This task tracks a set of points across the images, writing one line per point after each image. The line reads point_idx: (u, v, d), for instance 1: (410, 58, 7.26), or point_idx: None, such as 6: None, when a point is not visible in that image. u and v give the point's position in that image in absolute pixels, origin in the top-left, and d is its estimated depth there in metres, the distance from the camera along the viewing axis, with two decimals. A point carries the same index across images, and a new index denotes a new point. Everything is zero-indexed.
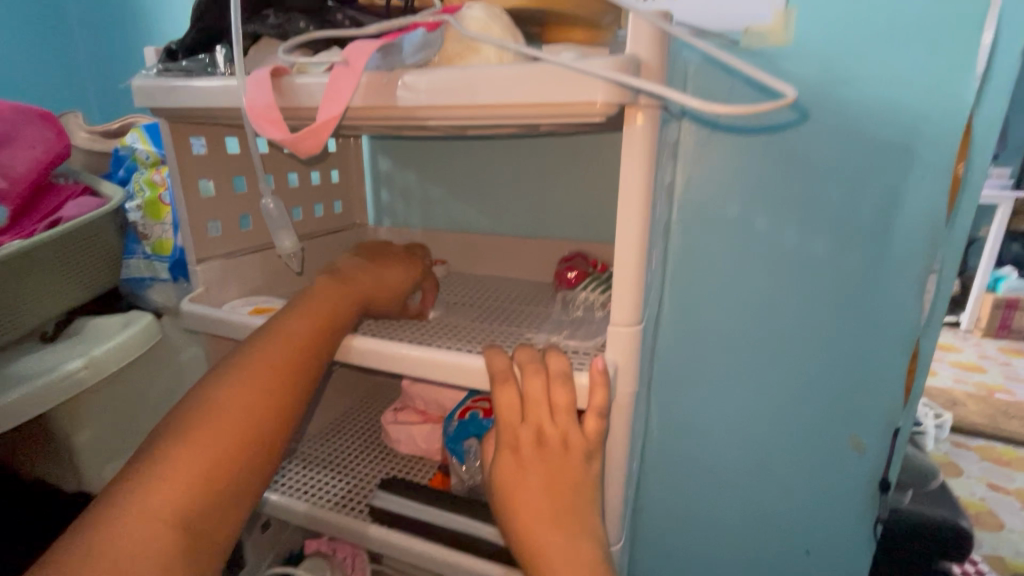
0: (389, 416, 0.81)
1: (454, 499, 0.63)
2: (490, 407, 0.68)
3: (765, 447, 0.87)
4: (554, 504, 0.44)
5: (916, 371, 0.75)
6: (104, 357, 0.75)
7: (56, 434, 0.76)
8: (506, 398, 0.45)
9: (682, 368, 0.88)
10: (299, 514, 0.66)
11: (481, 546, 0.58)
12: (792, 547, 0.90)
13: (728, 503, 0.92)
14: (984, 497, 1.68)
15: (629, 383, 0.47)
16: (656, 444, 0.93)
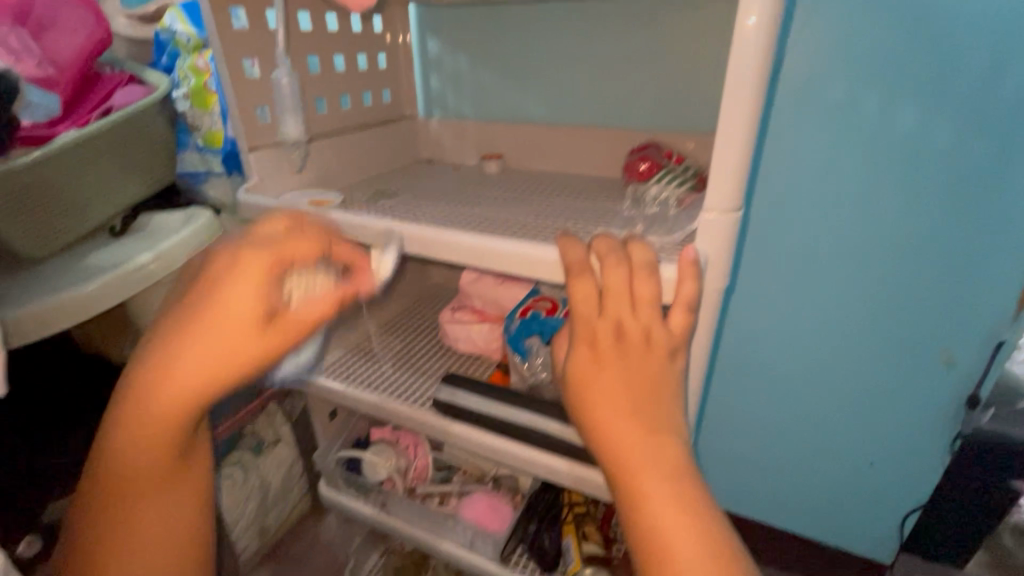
0: (447, 315, 0.81)
1: (516, 394, 0.62)
2: (553, 306, 0.66)
3: (841, 359, 0.82)
4: (635, 403, 0.40)
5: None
6: (171, 252, 0.76)
7: (138, 323, 0.79)
8: (584, 289, 0.42)
9: (755, 274, 0.82)
10: (368, 402, 0.69)
11: (544, 439, 0.58)
12: (854, 457, 0.88)
13: (790, 411, 0.90)
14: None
15: (720, 278, 0.43)
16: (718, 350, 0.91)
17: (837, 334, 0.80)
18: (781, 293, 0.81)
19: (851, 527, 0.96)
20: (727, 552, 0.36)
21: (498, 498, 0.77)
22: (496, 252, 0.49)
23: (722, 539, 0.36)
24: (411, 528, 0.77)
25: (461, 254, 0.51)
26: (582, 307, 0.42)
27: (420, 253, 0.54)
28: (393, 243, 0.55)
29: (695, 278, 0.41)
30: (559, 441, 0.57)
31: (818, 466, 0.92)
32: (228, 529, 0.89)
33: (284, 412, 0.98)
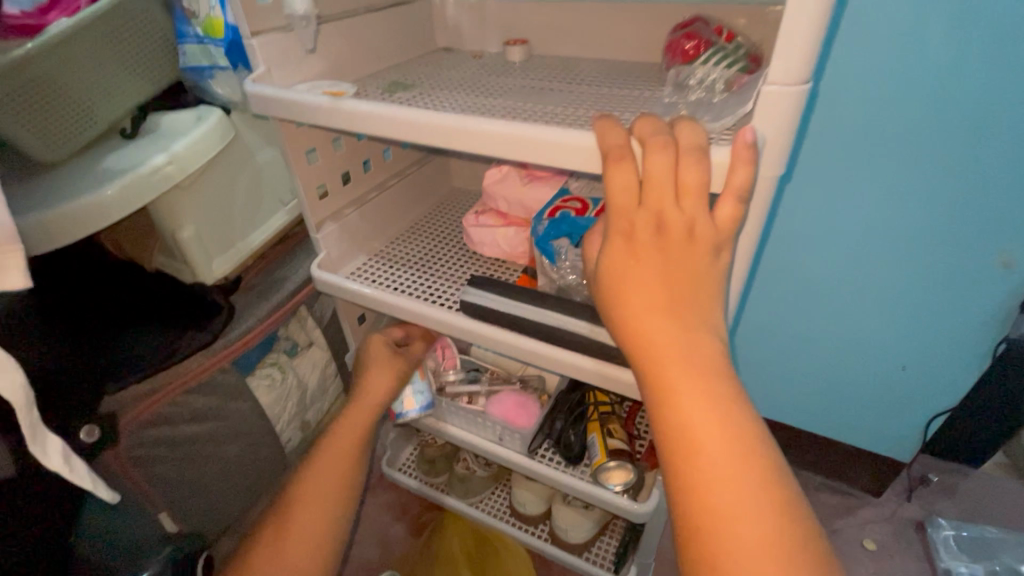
0: (470, 219, 0.78)
1: (543, 296, 0.61)
2: (583, 207, 0.63)
3: (885, 261, 0.78)
4: (671, 301, 0.39)
5: None
6: (185, 154, 0.73)
7: (163, 229, 0.79)
8: (620, 177, 0.39)
9: (807, 167, 0.76)
10: (394, 306, 0.69)
11: (573, 340, 0.57)
12: (884, 360, 0.87)
13: (823, 314, 0.88)
14: None
15: (775, 165, 0.38)
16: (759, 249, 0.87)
17: (884, 235, 0.76)
18: (829, 191, 0.76)
19: (870, 429, 0.97)
20: (757, 443, 0.36)
21: (525, 396, 0.78)
22: (528, 139, 0.45)
23: (754, 430, 0.36)
24: (451, 427, 0.81)
25: (488, 144, 0.47)
26: (619, 198, 0.39)
27: (443, 145, 0.50)
28: (414, 136, 0.51)
29: (749, 165, 0.36)
30: (588, 342, 0.56)
31: (845, 370, 0.92)
32: (272, 422, 0.96)
33: (315, 318, 1.00)
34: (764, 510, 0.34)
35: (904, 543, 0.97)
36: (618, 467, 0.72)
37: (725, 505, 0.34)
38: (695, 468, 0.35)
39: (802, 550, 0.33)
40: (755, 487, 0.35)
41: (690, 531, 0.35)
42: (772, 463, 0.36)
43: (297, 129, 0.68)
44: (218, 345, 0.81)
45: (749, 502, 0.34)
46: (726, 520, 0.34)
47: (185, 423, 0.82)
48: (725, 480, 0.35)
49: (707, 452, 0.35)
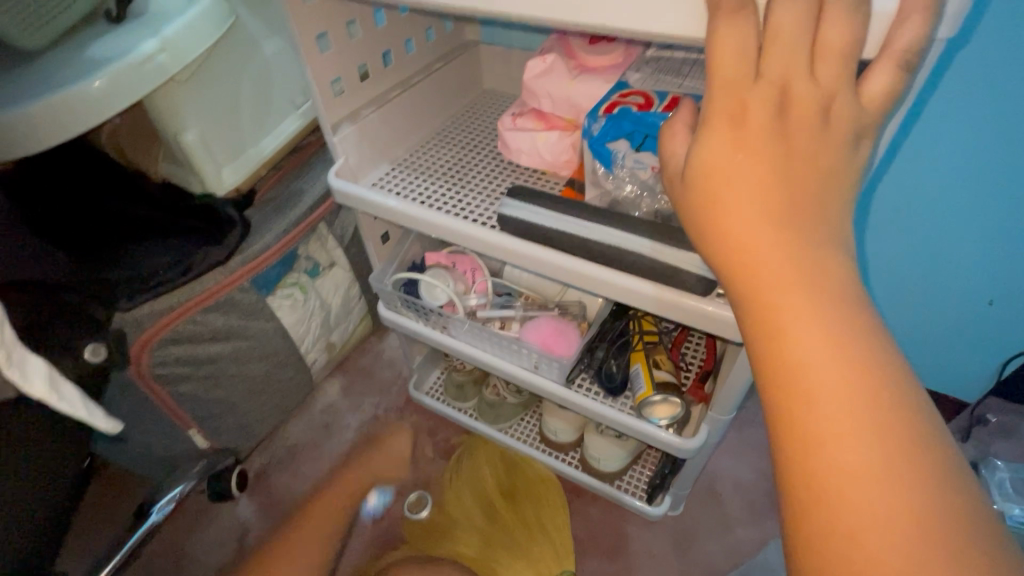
0: (506, 122, 0.67)
1: (595, 210, 0.52)
2: (647, 102, 0.53)
3: (1002, 180, 0.68)
4: (780, 205, 0.29)
5: None
6: (180, 41, 0.63)
7: (166, 132, 0.71)
8: (735, 37, 0.28)
9: (969, 66, 0.62)
10: (420, 220, 0.61)
11: (630, 261, 0.49)
12: (967, 292, 0.82)
13: (908, 237, 0.80)
14: None
15: (955, 19, 0.28)
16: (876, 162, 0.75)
17: (1012, 152, 0.65)
18: (961, 92, 0.64)
19: (929, 350, 0.94)
20: (901, 387, 0.26)
21: (564, 322, 0.71)
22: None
23: (893, 367, 0.27)
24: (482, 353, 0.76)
25: (547, 6, 0.37)
26: (729, 67, 0.29)
27: (485, 12, 0.40)
28: (448, 0, 0.41)
29: (926, 17, 0.26)
30: (649, 263, 0.48)
31: (914, 291, 0.86)
32: (296, 343, 0.92)
33: (336, 236, 0.93)
34: (912, 474, 0.25)
35: None
36: (664, 401, 0.66)
37: (857, 463, 0.25)
38: (811, 421, 0.26)
39: (971, 530, 0.24)
40: (901, 442, 0.25)
41: (805, 495, 0.26)
42: (926, 415, 0.26)
43: (307, 6, 0.57)
44: (236, 262, 0.75)
45: (891, 458, 0.25)
46: (856, 484, 0.25)
47: (207, 342, 0.79)
48: (858, 430, 0.26)
49: (829, 396, 0.26)
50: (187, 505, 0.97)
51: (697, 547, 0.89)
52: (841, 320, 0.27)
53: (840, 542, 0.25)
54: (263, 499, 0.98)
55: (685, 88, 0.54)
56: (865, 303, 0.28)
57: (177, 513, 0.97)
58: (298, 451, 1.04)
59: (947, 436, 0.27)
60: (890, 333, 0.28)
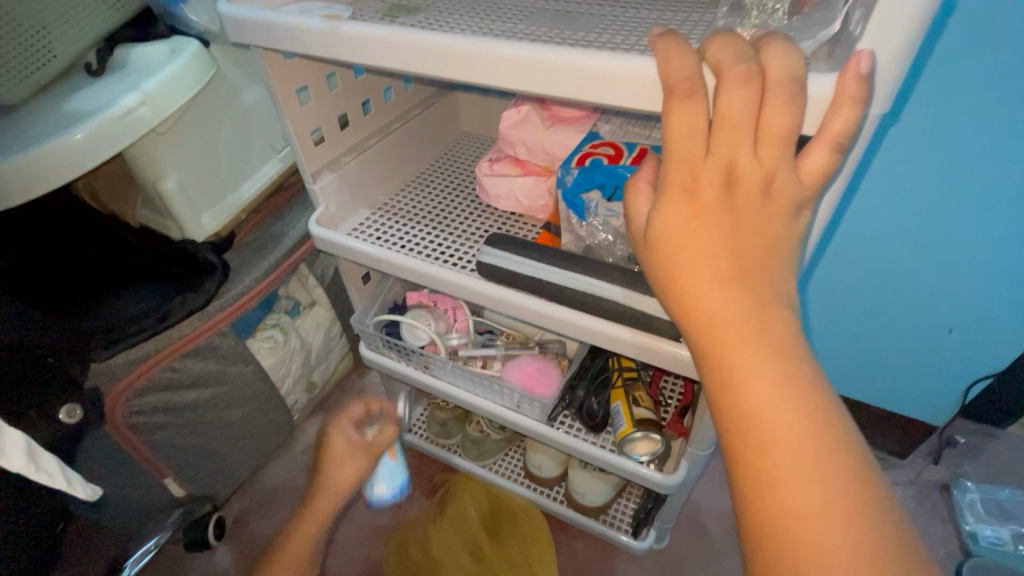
0: (483, 168, 0.70)
1: (570, 258, 0.54)
2: (617, 153, 0.55)
3: (953, 220, 0.68)
4: (732, 268, 0.32)
5: None
6: (160, 94, 0.64)
7: (145, 180, 0.72)
8: (685, 118, 0.31)
9: (913, 94, 0.61)
10: (398, 266, 0.63)
11: (604, 308, 0.51)
12: (928, 323, 0.79)
13: (865, 267, 0.78)
14: None
15: (884, 101, 0.31)
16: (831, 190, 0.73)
17: (954, 180, 0.65)
18: (909, 131, 0.64)
19: (902, 392, 0.91)
20: (842, 436, 0.30)
21: (545, 361, 0.72)
22: (572, 68, 0.37)
23: (834, 415, 0.31)
24: (464, 393, 0.76)
25: (519, 77, 0.40)
26: (681, 146, 0.32)
27: (461, 79, 0.42)
28: (425, 68, 0.43)
29: (857, 104, 0.29)
30: (624, 309, 0.50)
31: (881, 330, 0.84)
32: (275, 385, 0.92)
33: (317, 276, 0.94)
34: (850, 514, 0.28)
35: (928, 506, 0.94)
36: (644, 437, 0.68)
37: (804, 504, 0.29)
38: (766, 468, 0.30)
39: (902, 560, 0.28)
40: (842, 483, 0.29)
41: (761, 533, 0.30)
42: (861, 460, 0.30)
43: (288, 64, 0.59)
44: (215, 306, 0.75)
45: (834, 499, 0.29)
46: (806, 525, 0.28)
47: (185, 389, 0.78)
48: (806, 474, 0.29)
49: (781, 443, 0.30)
50: (161, 557, 0.94)
51: None
52: (786, 376, 0.31)
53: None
54: (241, 547, 0.95)
55: (652, 139, 0.57)
56: (808, 359, 0.31)
57: (150, 566, 0.93)
58: (278, 494, 1.01)
59: (881, 474, 0.30)
60: (830, 385, 0.31)
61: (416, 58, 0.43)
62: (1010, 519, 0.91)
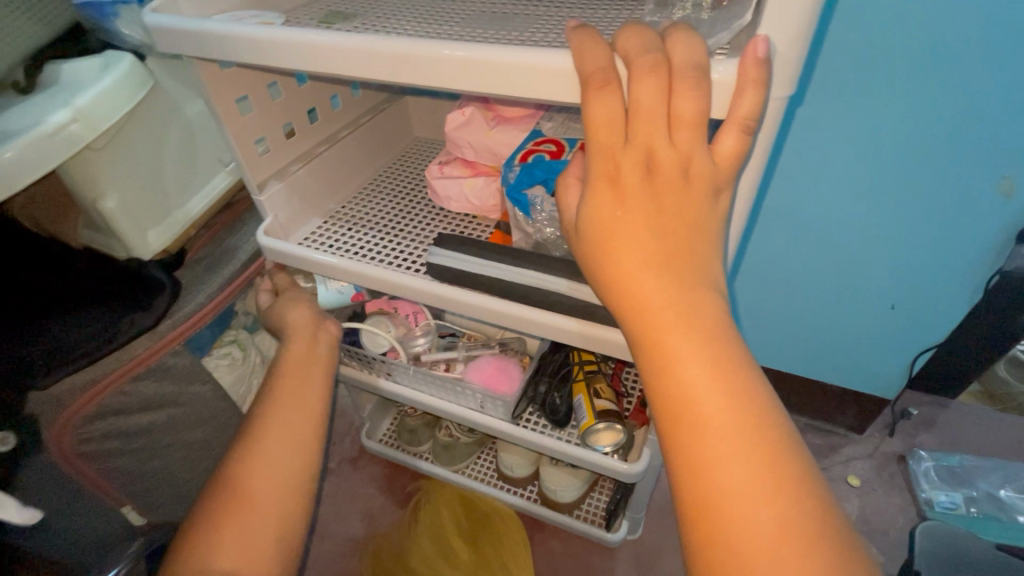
0: (433, 171, 0.70)
1: (518, 253, 0.55)
2: (559, 150, 0.56)
3: (874, 201, 0.71)
4: (656, 249, 0.33)
5: None
6: (94, 109, 0.63)
7: (83, 199, 0.69)
8: (602, 107, 0.32)
9: (818, 90, 0.65)
10: (348, 271, 0.62)
11: (553, 301, 0.52)
12: (869, 300, 0.82)
13: (803, 253, 0.81)
14: None
15: (787, 84, 0.32)
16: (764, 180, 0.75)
17: (869, 164, 0.68)
18: (822, 119, 0.67)
19: (855, 371, 0.93)
20: (768, 410, 0.31)
21: (506, 359, 0.73)
22: (499, 67, 0.38)
23: (760, 391, 0.32)
24: (427, 398, 0.76)
25: (451, 77, 0.40)
26: (601, 135, 0.33)
27: (395, 80, 0.43)
28: (359, 72, 0.43)
29: (760, 86, 0.31)
30: (572, 301, 0.51)
31: (828, 312, 0.86)
32: (237, 404, 0.89)
33: None
34: (775, 485, 0.29)
35: (887, 477, 0.98)
36: (607, 428, 0.69)
37: (733, 481, 0.30)
38: (695, 446, 0.31)
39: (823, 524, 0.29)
40: (766, 454, 0.30)
41: (694, 513, 0.30)
42: (784, 430, 0.31)
43: (225, 73, 0.58)
44: (166, 325, 0.73)
45: (758, 471, 0.30)
46: (733, 500, 0.30)
47: (139, 412, 0.76)
48: (731, 449, 0.30)
49: (707, 421, 0.31)
50: None
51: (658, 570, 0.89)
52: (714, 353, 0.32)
53: (724, 555, 0.29)
54: None
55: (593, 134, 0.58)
56: (732, 334, 0.33)
57: None
58: None
59: (804, 444, 0.32)
60: (756, 359, 0.33)
61: (347, 63, 0.43)
62: (962, 484, 0.95)
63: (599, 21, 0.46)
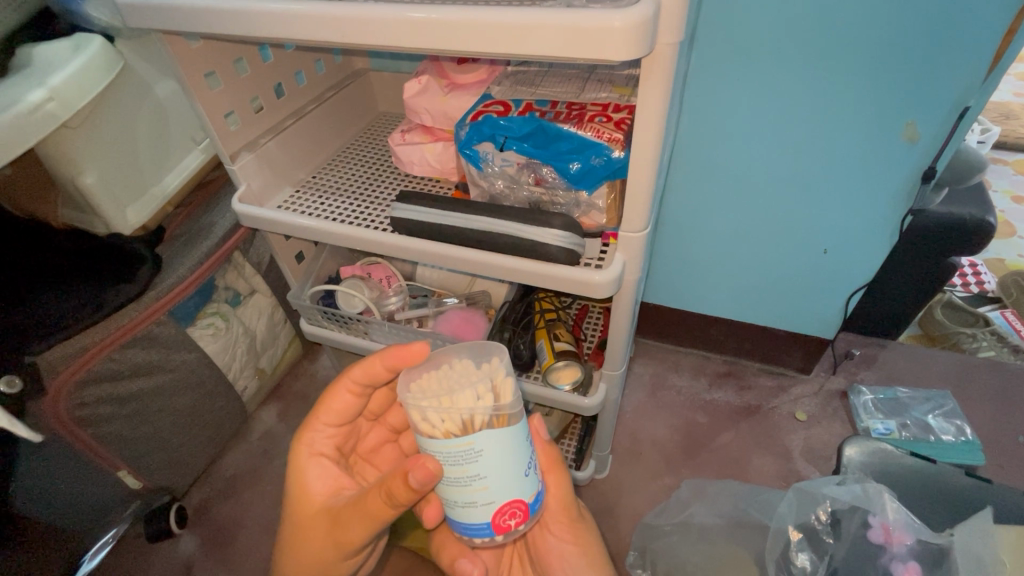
0: (396, 138, 0.75)
1: (473, 204, 0.60)
2: (506, 109, 0.61)
3: (795, 153, 0.78)
4: (577, 537, 0.53)
5: (1002, 57, 0.63)
6: (69, 89, 0.66)
7: (61, 177, 0.72)
8: (556, 487, 0.52)
9: (739, 50, 0.71)
10: (319, 231, 0.67)
11: (500, 243, 0.58)
12: (806, 245, 0.89)
13: (742, 206, 0.88)
14: (1012, 187, 1.63)
15: (675, 31, 0.39)
16: (698, 139, 0.82)
17: (789, 118, 0.75)
18: (747, 77, 0.73)
19: (798, 315, 1.01)
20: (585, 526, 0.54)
21: (472, 311, 0.79)
22: (443, 24, 0.42)
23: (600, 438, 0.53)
24: None
25: (399, 37, 0.44)
26: (557, 509, 0.53)
27: (346, 42, 0.47)
28: (314, 37, 0.48)
29: (644, 32, 0.38)
30: (515, 242, 0.57)
31: (772, 262, 0.94)
32: (222, 372, 0.95)
33: (252, 264, 0.97)
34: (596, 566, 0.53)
35: (831, 410, 1.07)
36: (566, 366, 0.76)
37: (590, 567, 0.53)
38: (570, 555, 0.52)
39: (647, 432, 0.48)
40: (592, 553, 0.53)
41: None
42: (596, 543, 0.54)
43: (192, 49, 0.62)
44: (150, 295, 0.79)
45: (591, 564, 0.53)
46: (588, 557, 0.53)
47: (128, 379, 0.80)
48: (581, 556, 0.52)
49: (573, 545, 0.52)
50: (119, 552, 0.95)
51: (625, 502, 0.97)
52: (594, 564, 0.53)
53: None
54: (205, 534, 0.98)
55: (537, 94, 0.63)
56: None
57: (112, 560, 0.94)
58: (237, 481, 1.04)
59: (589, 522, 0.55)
60: None
61: (302, 30, 0.48)
62: (896, 412, 1.04)
63: None
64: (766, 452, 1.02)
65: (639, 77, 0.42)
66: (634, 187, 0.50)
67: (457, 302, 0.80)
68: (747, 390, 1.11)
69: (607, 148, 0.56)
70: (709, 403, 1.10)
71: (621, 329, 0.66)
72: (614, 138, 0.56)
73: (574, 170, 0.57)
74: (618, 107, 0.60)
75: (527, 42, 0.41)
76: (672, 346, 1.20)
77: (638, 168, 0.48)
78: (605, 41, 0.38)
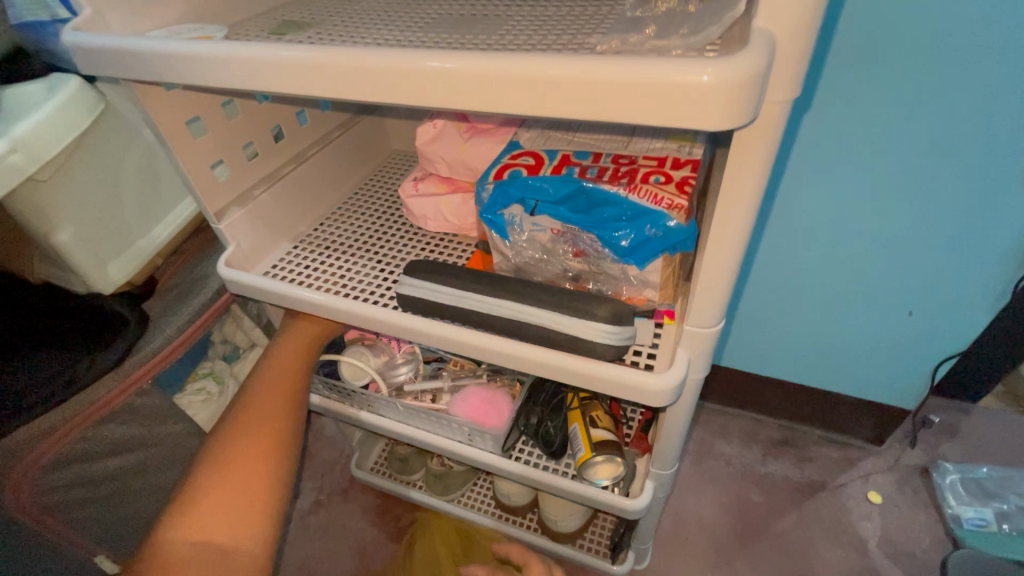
0: (407, 189, 0.65)
1: (496, 279, 0.49)
2: (537, 163, 0.50)
3: (885, 203, 0.70)
4: None
5: None
6: (35, 139, 0.58)
7: (33, 232, 0.64)
8: None
9: (833, 85, 0.64)
10: (315, 306, 0.56)
11: (531, 332, 0.46)
12: (887, 306, 0.80)
13: (815, 257, 0.79)
14: None
15: (788, 87, 0.28)
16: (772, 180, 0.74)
17: (881, 163, 0.68)
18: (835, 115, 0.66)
19: (871, 378, 0.89)
20: None
21: (494, 390, 0.67)
22: (463, 78, 0.32)
23: None
24: (360, 413, 0.72)
25: (404, 92, 0.34)
26: None
27: (337, 96, 0.37)
28: (297, 89, 0.38)
29: (752, 89, 0.26)
30: (550, 334, 0.45)
31: (846, 321, 0.84)
32: None
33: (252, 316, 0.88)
34: None
35: (911, 492, 0.92)
36: (606, 461, 0.64)
37: None
38: None
39: None
40: None
41: None
42: None
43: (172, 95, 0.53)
44: (132, 361, 0.69)
45: None
46: None
47: (104, 457, 0.71)
48: None
49: None
50: None
51: None
52: None
53: None
54: None
55: (575, 144, 0.51)
56: None
57: None
58: None
59: None
60: None
61: (285, 82, 0.38)
62: (991, 497, 0.88)
63: (569, 19, 0.41)
64: (834, 540, 0.87)
65: (728, 147, 0.31)
66: (709, 275, 0.38)
67: (479, 376, 0.69)
68: (807, 462, 0.97)
69: (666, 217, 0.44)
70: (764, 477, 0.96)
71: (676, 430, 0.54)
72: (675, 205, 0.45)
73: (623, 244, 0.46)
74: (678, 162, 0.48)
75: (573, 105, 0.30)
76: (719, 406, 1.06)
77: (712, 254, 0.37)
78: (688, 102, 0.27)
